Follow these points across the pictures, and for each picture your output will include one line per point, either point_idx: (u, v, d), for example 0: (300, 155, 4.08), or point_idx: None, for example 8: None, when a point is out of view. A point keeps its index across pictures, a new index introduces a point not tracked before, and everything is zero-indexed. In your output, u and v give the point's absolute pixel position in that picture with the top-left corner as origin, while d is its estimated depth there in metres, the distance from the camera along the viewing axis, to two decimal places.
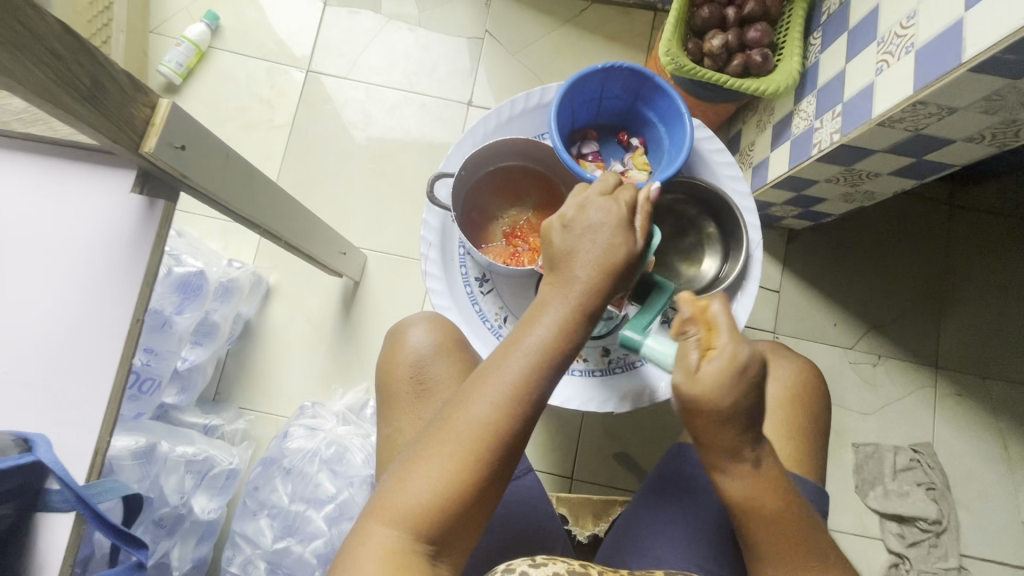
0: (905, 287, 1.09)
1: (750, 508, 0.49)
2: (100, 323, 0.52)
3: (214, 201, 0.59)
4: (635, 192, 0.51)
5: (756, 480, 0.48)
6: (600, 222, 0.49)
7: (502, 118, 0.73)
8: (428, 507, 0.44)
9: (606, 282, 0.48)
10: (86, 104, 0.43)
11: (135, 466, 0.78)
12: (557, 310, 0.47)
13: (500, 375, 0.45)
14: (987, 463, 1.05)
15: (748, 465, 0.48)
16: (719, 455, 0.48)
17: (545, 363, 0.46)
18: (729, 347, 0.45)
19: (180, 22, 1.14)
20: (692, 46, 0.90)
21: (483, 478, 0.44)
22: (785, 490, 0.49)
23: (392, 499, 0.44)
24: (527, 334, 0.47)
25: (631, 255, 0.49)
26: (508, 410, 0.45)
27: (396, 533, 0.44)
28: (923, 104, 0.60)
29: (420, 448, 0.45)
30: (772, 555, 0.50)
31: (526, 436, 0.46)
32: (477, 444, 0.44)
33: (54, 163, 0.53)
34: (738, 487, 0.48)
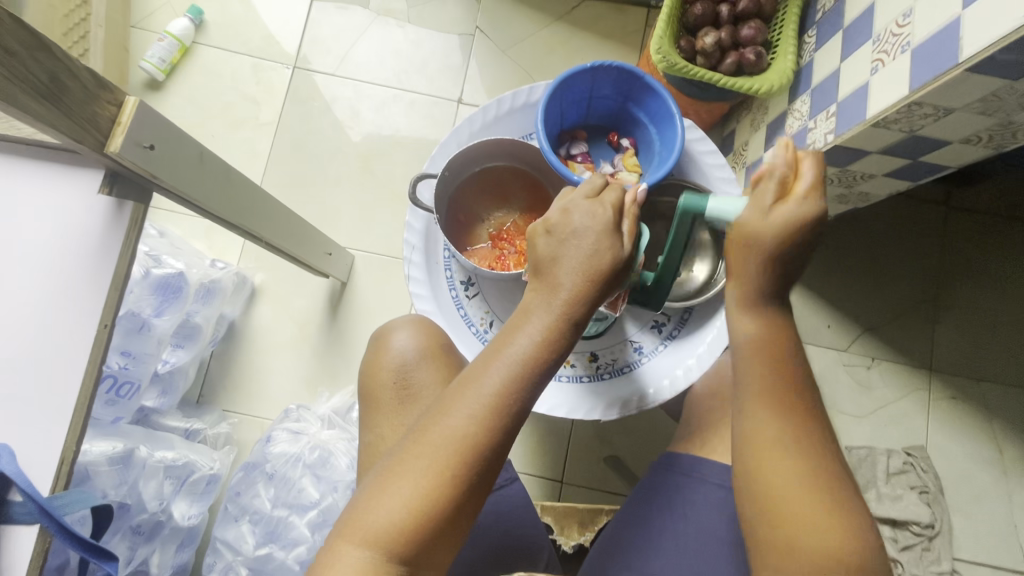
0: (899, 289, 1.08)
1: (759, 348, 0.50)
2: (67, 329, 0.51)
3: (187, 202, 0.57)
4: (622, 192, 0.49)
5: (768, 325, 0.51)
6: (583, 226, 0.47)
7: (488, 117, 0.72)
8: (401, 523, 0.41)
9: (591, 290, 0.46)
10: (44, 102, 0.41)
11: (112, 472, 0.76)
12: (540, 319, 0.46)
13: (481, 385, 0.44)
14: (981, 467, 1.04)
15: (766, 309, 0.51)
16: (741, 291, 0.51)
17: (527, 373, 0.44)
18: (808, 197, 0.48)
19: (164, 17, 1.11)
20: (684, 44, 0.88)
21: (460, 493, 0.42)
22: (791, 347, 0.51)
23: (363, 515, 0.42)
24: (510, 343, 0.45)
25: (619, 260, 0.46)
26: (488, 421, 0.43)
27: (367, 554, 0.41)
28: (919, 104, 0.58)
29: (395, 461, 0.43)
30: (758, 390, 0.50)
31: (507, 450, 0.44)
32: (455, 457, 0.42)
33: (16, 163, 0.51)
34: (750, 324, 0.51)
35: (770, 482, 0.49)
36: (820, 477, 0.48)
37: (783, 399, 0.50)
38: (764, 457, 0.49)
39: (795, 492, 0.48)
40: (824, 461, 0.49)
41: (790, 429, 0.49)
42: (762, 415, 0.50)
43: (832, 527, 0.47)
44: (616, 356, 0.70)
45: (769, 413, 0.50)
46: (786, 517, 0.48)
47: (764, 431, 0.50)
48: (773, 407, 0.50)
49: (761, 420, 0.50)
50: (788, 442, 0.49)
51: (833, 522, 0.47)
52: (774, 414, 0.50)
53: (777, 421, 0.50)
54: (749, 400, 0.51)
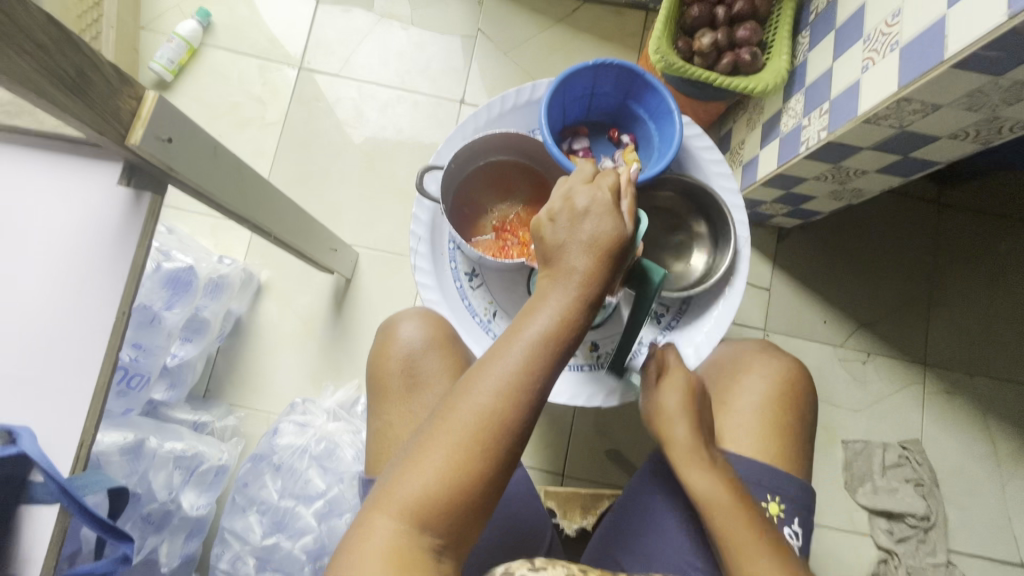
0: (894, 285, 1.10)
1: (719, 503, 0.53)
2: (88, 315, 0.52)
3: (200, 193, 0.59)
4: (617, 176, 0.52)
5: (716, 474, 0.55)
6: (586, 209, 0.49)
7: (493, 113, 0.74)
8: (433, 495, 0.43)
9: (600, 270, 0.48)
10: (71, 94, 0.43)
11: (123, 462, 0.78)
12: (557, 300, 0.47)
13: (502, 363, 0.45)
14: (975, 460, 1.05)
15: (710, 463, 0.56)
16: (686, 457, 0.56)
17: (547, 351, 0.46)
18: (681, 377, 0.61)
19: (172, 19, 1.13)
20: (682, 44, 0.91)
21: (488, 466, 0.44)
22: (735, 481, 0.55)
23: (395, 489, 0.43)
24: (527, 324, 0.47)
25: (622, 239, 0.49)
26: (512, 396, 0.44)
27: (402, 526, 0.42)
28: (907, 100, 0.61)
29: (422, 440, 0.44)
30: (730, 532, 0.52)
31: (531, 426, 0.46)
32: (482, 433, 0.43)
33: (39, 156, 0.53)
34: (707, 480, 0.55)
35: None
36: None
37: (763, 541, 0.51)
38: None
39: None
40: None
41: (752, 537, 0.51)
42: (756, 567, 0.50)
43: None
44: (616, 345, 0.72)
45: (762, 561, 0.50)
46: None
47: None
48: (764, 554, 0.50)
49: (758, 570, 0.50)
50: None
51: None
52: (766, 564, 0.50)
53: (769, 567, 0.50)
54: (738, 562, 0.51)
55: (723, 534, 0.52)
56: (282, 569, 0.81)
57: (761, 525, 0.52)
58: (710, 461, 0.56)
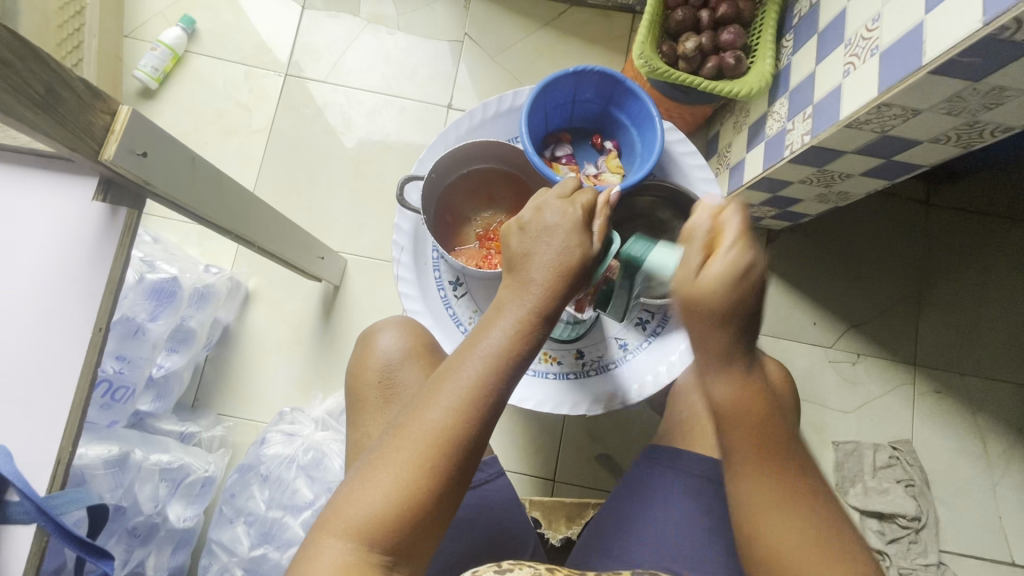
0: (882, 286, 1.10)
1: (736, 419, 0.49)
2: (65, 333, 0.52)
3: (177, 207, 0.58)
4: (592, 195, 0.52)
5: (745, 385, 0.49)
6: (555, 224, 0.49)
7: (474, 121, 0.74)
8: (383, 513, 0.42)
9: (564, 286, 0.48)
10: (42, 113, 0.43)
11: (108, 475, 0.77)
12: (513, 312, 0.47)
13: (458, 379, 0.45)
14: (965, 459, 1.05)
15: (739, 369, 0.49)
16: (709, 360, 0.49)
17: (501, 367, 0.46)
18: (733, 253, 0.46)
19: (156, 26, 1.13)
20: (666, 48, 0.90)
21: (438, 485, 0.43)
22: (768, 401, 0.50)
23: (345, 507, 0.43)
24: (483, 338, 0.47)
25: (588, 256, 0.49)
26: (464, 414, 0.44)
27: (350, 545, 0.42)
28: (888, 105, 0.61)
29: (375, 456, 0.44)
30: (749, 467, 0.50)
31: (487, 440, 0.46)
32: (433, 449, 0.43)
33: (13, 173, 0.53)
34: (727, 389, 0.49)
35: (772, 541, 0.49)
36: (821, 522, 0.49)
37: (771, 465, 0.50)
38: (762, 515, 0.50)
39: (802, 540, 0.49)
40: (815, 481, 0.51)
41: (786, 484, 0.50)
42: (758, 485, 0.50)
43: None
44: (601, 352, 0.72)
45: (762, 483, 0.50)
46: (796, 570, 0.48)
47: (760, 498, 0.50)
48: (763, 473, 0.50)
49: (756, 488, 0.50)
50: (783, 504, 0.49)
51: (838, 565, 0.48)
52: (764, 480, 0.50)
53: (772, 485, 0.50)
54: (736, 473, 0.51)
55: (732, 445, 0.50)
56: None
57: (776, 450, 0.50)
58: (738, 367, 0.48)
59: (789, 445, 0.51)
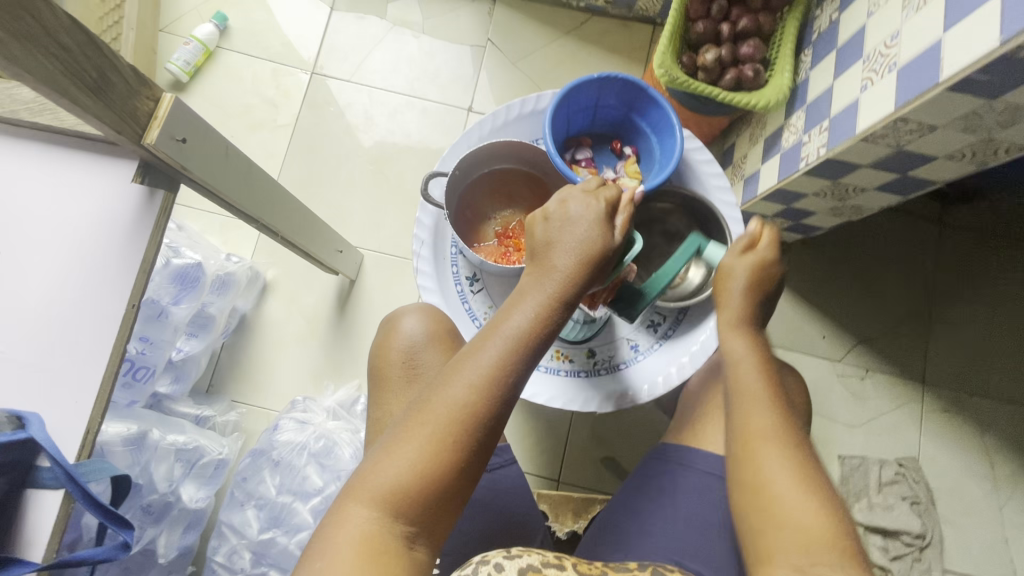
0: (895, 303, 1.11)
1: (746, 363, 0.59)
2: (97, 310, 0.54)
3: (211, 193, 0.61)
4: (616, 193, 0.53)
5: (755, 349, 0.60)
6: (579, 215, 0.51)
7: (498, 122, 0.75)
8: (406, 484, 0.44)
9: (586, 274, 0.50)
10: (93, 95, 0.45)
11: (126, 452, 0.80)
12: (535, 296, 0.49)
13: (479, 358, 0.46)
14: (972, 479, 1.05)
15: (755, 338, 0.60)
16: (732, 320, 0.61)
17: (522, 348, 0.47)
18: (764, 254, 0.62)
19: (190, 22, 1.16)
20: (686, 59, 0.92)
21: (459, 460, 0.45)
22: (772, 364, 0.60)
23: (369, 477, 0.44)
24: (506, 321, 0.48)
25: (608, 248, 0.50)
26: (485, 391, 0.45)
27: (372, 514, 0.43)
28: (904, 120, 0.62)
29: (399, 430, 0.46)
30: (749, 396, 0.57)
31: (506, 419, 0.47)
32: (456, 424, 0.45)
33: (59, 152, 0.56)
34: (742, 344, 0.60)
35: (757, 461, 0.53)
36: (805, 464, 0.52)
37: (769, 398, 0.56)
38: (755, 438, 0.54)
39: (782, 467, 0.51)
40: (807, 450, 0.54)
41: (778, 421, 0.55)
42: (751, 409, 0.56)
43: (810, 504, 0.49)
44: (613, 352, 0.73)
45: (760, 413, 0.55)
46: (772, 495, 0.51)
47: (755, 423, 0.55)
48: (762, 407, 0.55)
49: (749, 416, 0.56)
50: (779, 437, 0.54)
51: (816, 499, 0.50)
52: (764, 410, 0.55)
53: (770, 417, 0.55)
54: (739, 404, 0.57)
55: (737, 377, 0.58)
56: (278, 564, 0.82)
57: (778, 397, 0.57)
58: (751, 331, 0.61)
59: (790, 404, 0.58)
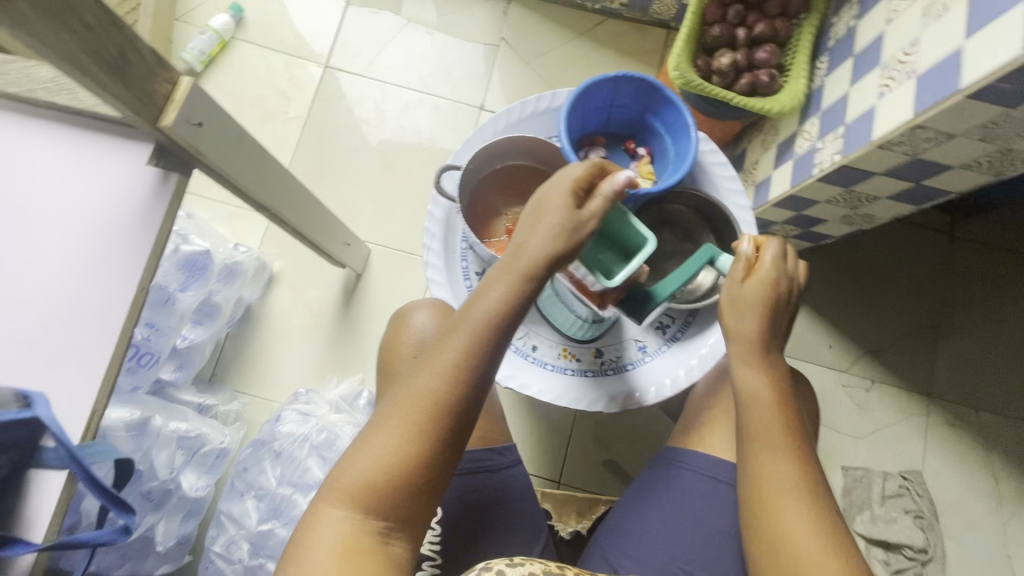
0: (903, 315, 1.10)
1: (760, 402, 0.56)
2: (107, 290, 0.54)
3: (224, 179, 0.60)
4: (590, 171, 0.52)
5: (769, 381, 0.56)
6: (546, 200, 0.51)
7: (512, 118, 0.75)
8: (379, 480, 0.46)
9: (550, 264, 0.50)
10: (110, 74, 0.45)
11: (129, 437, 0.79)
12: (496, 290, 0.50)
13: (443, 355, 0.48)
14: (976, 495, 1.04)
15: (770, 367, 0.57)
16: (746, 349, 0.57)
17: (484, 341, 0.48)
18: (768, 272, 0.57)
19: (206, 12, 1.17)
20: (701, 63, 0.92)
21: (428, 454, 0.46)
22: (787, 393, 0.57)
23: (343, 477, 0.46)
24: (468, 315, 0.49)
25: (574, 229, 0.50)
26: (449, 386, 0.47)
27: (348, 511, 0.45)
28: (921, 128, 0.62)
29: (370, 428, 0.47)
30: (765, 441, 0.54)
31: (475, 410, 0.48)
32: (424, 420, 0.46)
33: (75, 133, 0.56)
34: (758, 377, 0.56)
35: (776, 516, 0.52)
36: (823, 516, 0.52)
37: (786, 441, 0.54)
38: (773, 493, 0.53)
39: (800, 520, 0.51)
40: (824, 492, 0.54)
41: (795, 470, 0.53)
42: (767, 458, 0.54)
43: (828, 557, 0.49)
44: (620, 353, 0.72)
45: (779, 463, 0.53)
46: (790, 549, 0.50)
47: (771, 473, 0.53)
48: (779, 455, 0.54)
49: (765, 464, 0.54)
50: (796, 486, 0.53)
51: (834, 550, 0.50)
52: (779, 456, 0.54)
53: (787, 464, 0.53)
54: (753, 447, 0.55)
55: (751, 418, 0.56)
56: (275, 556, 0.82)
57: (795, 437, 0.55)
58: (766, 361, 0.57)
59: (806, 440, 0.56)
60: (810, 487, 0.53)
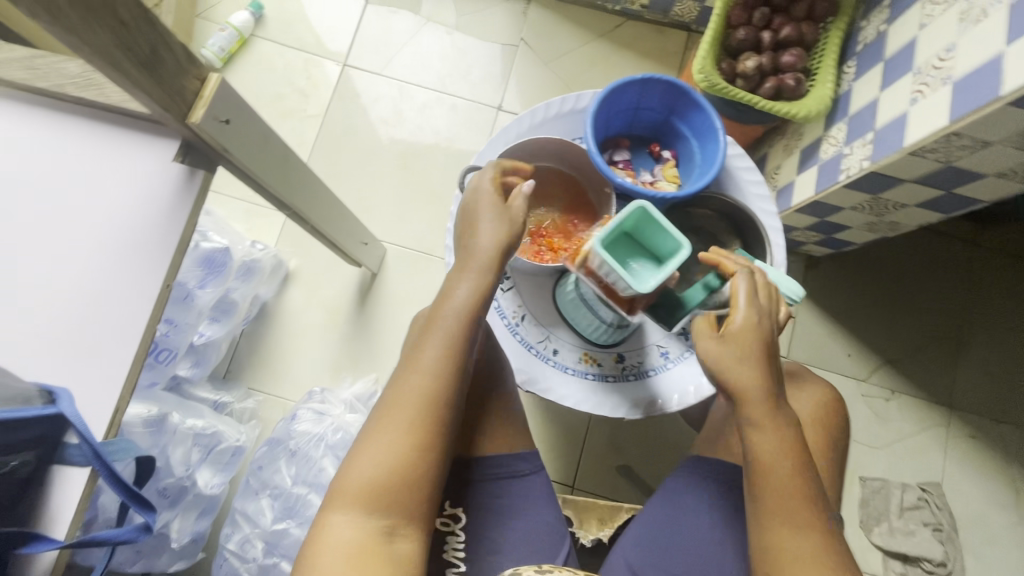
0: (923, 324, 1.08)
1: (778, 471, 0.51)
2: (133, 286, 0.54)
3: (248, 176, 0.60)
4: (495, 176, 0.57)
5: (783, 442, 0.52)
6: (474, 208, 0.56)
7: (536, 120, 0.74)
8: (381, 478, 0.48)
9: (502, 255, 0.55)
10: (143, 70, 0.44)
11: (146, 433, 0.79)
12: (462, 289, 0.54)
13: (426, 353, 0.52)
14: (998, 508, 1.02)
15: (781, 424, 0.52)
16: (755, 409, 0.52)
17: (461, 334, 0.53)
18: (745, 315, 0.53)
19: (225, 9, 1.17)
20: (725, 66, 0.90)
21: (425, 445, 0.49)
22: (802, 451, 0.52)
23: (346, 482, 0.49)
24: (441, 315, 0.53)
25: (510, 226, 0.55)
26: (437, 380, 0.51)
27: (354, 513, 0.48)
28: (957, 135, 0.61)
29: (368, 432, 0.50)
30: (780, 511, 0.51)
31: (461, 397, 0.52)
32: (418, 415, 0.50)
33: (103, 128, 0.55)
34: (772, 444, 0.51)
35: None
36: None
37: (803, 512, 0.51)
38: (791, 568, 0.50)
39: None
40: (841, 555, 0.52)
41: (813, 542, 0.51)
42: (783, 529, 0.51)
43: None
44: (642, 358, 0.71)
45: (797, 537, 0.51)
46: None
47: (788, 546, 0.51)
48: (797, 528, 0.51)
49: (781, 536, 0.51)
50: (815, 559, 0.50)
51: None
52: (800, 533, 0.51)
53: (805, 539, 0.51)
54: (768, 519, 0.52)
55: (769, 493, 0.52)
56: (290, 556, 0.81)
57: (812, 503, 0.52)
58: (777, 419, 0.52)
59: (823, 500, 0.53)
60: (828, 556, 0.51)
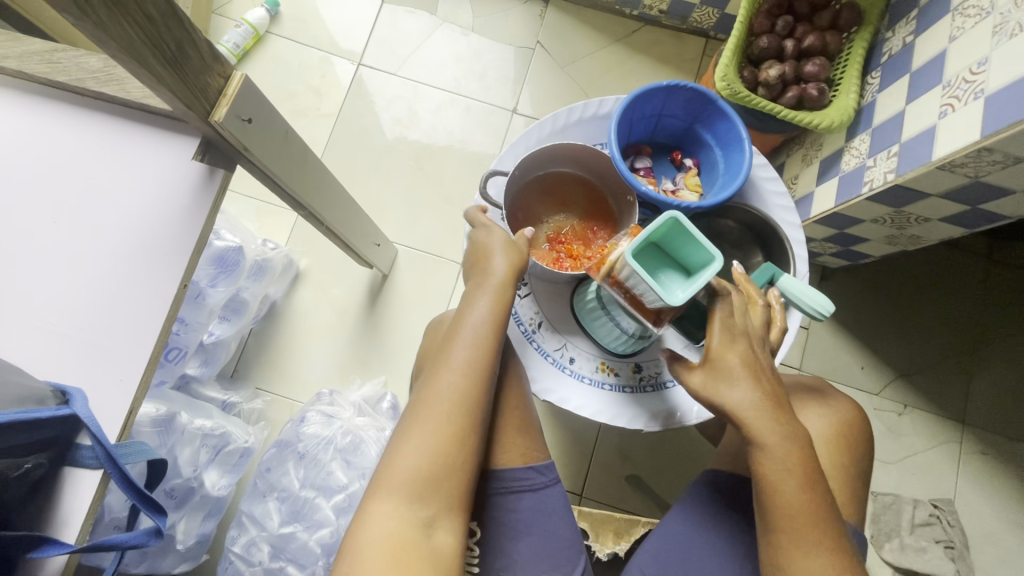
0: (937, 339, 1.07)
1: (785, 486, 0.50)
2: (150, 286, 0.53)
3: (268, 176, 0.59)
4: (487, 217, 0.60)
5: (788, 455, 0.50)
6: (480, 243, 0.58)
7: (558, 124, 0.72)
8: (422, 471, 0.47)
9: (520, 270, 0.56)
10: (168, 67, 0.43)
11: (154, 432, 0.79)
12: (489, 289, 0.54)
13: (457, 349, 0.51)
14: (1011, 527, 1.01)
15: (786, 437, 0.50)
16: (756, 424, 0.50)
17: (491, 330, 0.53)
18: (723, 341, 0.52)
19: (241, 5, 1.16)
20: (748, 74, 0.90)
21: (464, 437, 0.49)
22: (812, 464, 0.50)
23: (388, 475, 0.48)
24: (469, 314, 0.53)
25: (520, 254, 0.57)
26: (472, 373, 0.50)
27: (397, 508, 0.46)
28: (989, 150, 0.60)
29: (405, 428, 0.49)
30: (789, 528, 0.50)
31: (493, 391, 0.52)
32: (455, 408, 0.49)
33: (123, 124, 0.55)
34: (776, 458, 0.50)
35: None
36: None
37: (813, 530, 0.49)
38: None
39: None
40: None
41: (824, 560, 0.49)
42: (794, 548, 0.50)
43: None
44: (660, 369, 0.70)
45: (808, 557, 0.49)
46: None
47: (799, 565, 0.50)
48: (808, 548, 0.49)
49: (792, 554, 0.50)
50: None
51: None
52: (810, 552, 0.49)
53: (817, 559, 0.49)
54: (776, 537, 0.51)
55: (777, 508, 0.50)
56: (296, 560, 0.80)
57: (824, 521, 0.50)
58: (782, 432, 0.50)
59: (836, 519, 0.51)
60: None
